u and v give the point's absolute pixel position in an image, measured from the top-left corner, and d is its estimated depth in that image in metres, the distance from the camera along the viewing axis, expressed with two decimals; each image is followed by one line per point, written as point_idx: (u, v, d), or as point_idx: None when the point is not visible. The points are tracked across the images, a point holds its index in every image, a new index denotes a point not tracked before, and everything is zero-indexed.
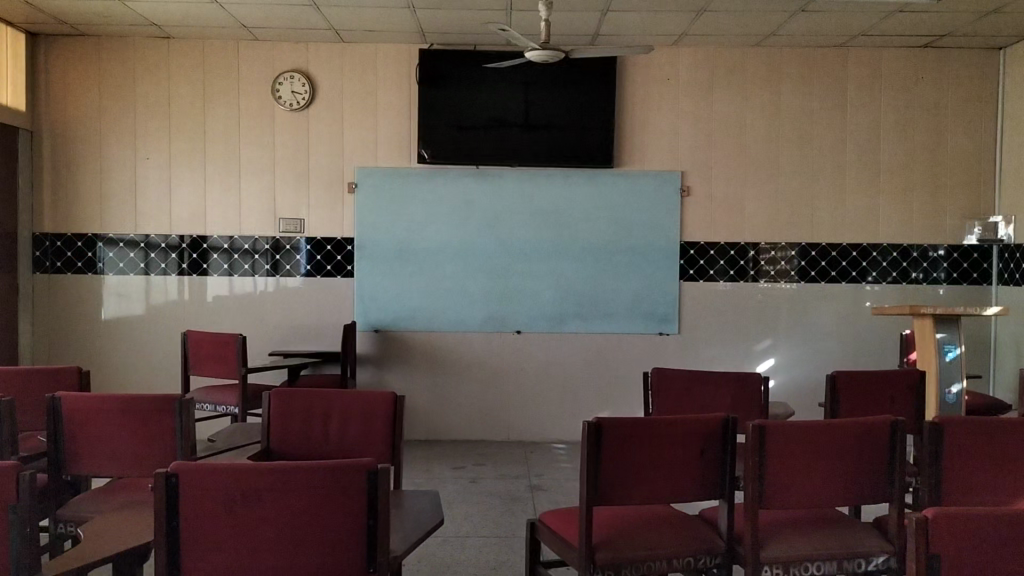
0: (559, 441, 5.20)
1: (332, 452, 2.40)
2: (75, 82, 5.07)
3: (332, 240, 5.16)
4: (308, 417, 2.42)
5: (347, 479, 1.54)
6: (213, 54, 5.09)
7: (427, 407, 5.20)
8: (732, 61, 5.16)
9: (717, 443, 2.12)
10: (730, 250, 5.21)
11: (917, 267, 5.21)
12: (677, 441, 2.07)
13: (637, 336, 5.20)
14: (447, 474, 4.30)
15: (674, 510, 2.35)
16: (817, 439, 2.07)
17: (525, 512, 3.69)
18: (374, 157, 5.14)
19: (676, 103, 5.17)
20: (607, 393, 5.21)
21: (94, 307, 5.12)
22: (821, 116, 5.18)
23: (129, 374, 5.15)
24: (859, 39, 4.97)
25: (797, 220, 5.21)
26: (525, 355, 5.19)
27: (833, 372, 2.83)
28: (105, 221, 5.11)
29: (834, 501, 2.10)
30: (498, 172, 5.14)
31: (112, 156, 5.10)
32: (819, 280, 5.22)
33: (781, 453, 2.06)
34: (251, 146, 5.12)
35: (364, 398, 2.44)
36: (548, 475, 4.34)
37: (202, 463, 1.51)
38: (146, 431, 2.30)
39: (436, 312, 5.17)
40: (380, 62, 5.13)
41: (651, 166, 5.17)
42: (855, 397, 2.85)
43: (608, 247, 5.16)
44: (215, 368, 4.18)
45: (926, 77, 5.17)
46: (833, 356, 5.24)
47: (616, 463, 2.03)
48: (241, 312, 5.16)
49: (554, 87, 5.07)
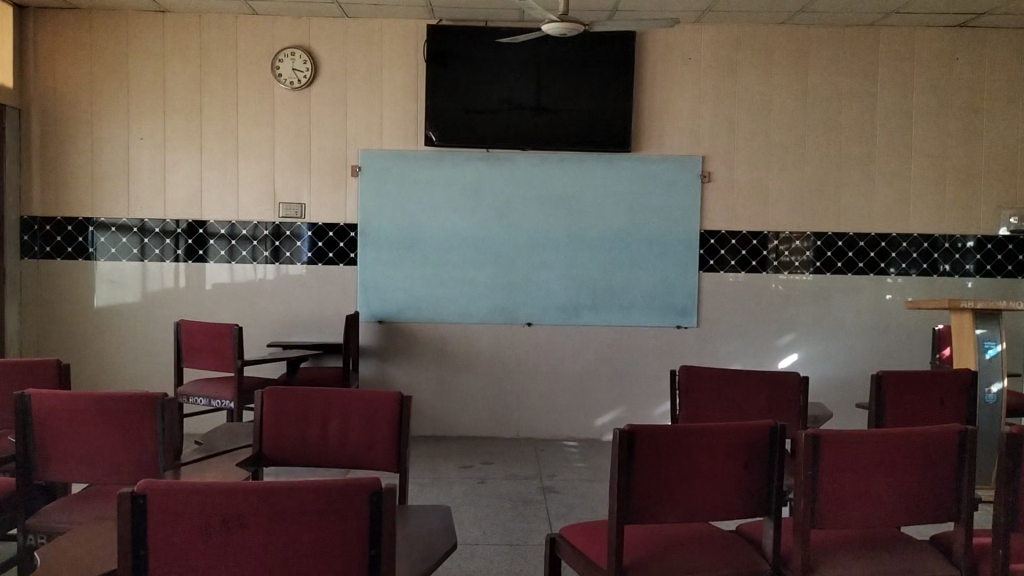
0: (572, 438, 4.97)
1: (333, 458, 2.18)
2: (64, 59, 4.82)
3: (334, 227, 4.92)
4: (305, 419, 2.18)
5: (345, 503, 1.30)
6: (211, 30, 4.84)
7: (434, 403, 4.96)
8: (757, 39, 4.90)
9: (763, 454, 1.88)
10: (752, 240, 4.96)
11: (948, 258, 4.96)
12: (720, 452, 1.84)
13: (653, 328, 4.96)
14: (453, 474, 4.07)
15: (711, 529, 2.13)
16: (875, 451, 1.83)
17: (537, 517, 3.46)
18: (379, 139, 4.90)
19: (696, 83, 4.91)
20: (622, 389, 4.98)
21: (85, 295, 4.89)
22: (851, 100, 4.92)
23: (120, 366, 4.93)
24: (891, 16, 4.71)
25: (822, 209, 4.96)
26: (536, 349, 4.96)
27: (879, 371, 2.58)
28: (97, 205, 4.88)
29: (897, 521, 1.87)
30: (509, 156, 4.90)
31: (103, 137, 4.86)
32: (845, 271, 4.97)
33: (836, 467, 1.83)
34: (250, 126, 4.88)
35: (367, 398, 2.17)
36: (561, 476, 4.11)
37: (176, 484, 1.28)
38: (123, 435, 2.07)
39: (443, 303, 4.93)
40: (385, 39, 4.87)
41: (670, 151, 4.93)
42: (901, 400, 2.61)
43: (623, 235, 4.92)
44: (209, 360, 3.95)
45: (961, 59, 4.91)
46: (859, 352, 4.99)
47: (649, 479, 1.79)
48: (240, 302, 4.93)
49: (568, 67, 4.82)
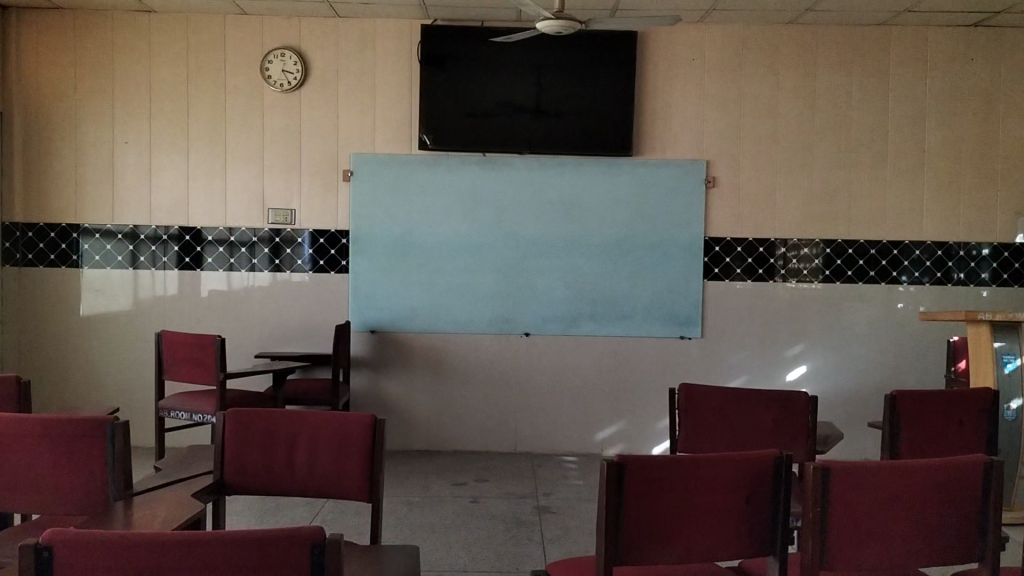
0: (570, 453, 4.80)
1: (299, 485, 2.03)
2: (47, 60, 4.68)
3: (325, 233, 4.77)
4: (271, 442, 2.04)
5: (283, 558, 1.14)
6: (198, 30, 4.69)
7: (428, 416, 4.80)
8: (763, 40, 4.73)
9: (767, 488, 1.70)
10: (759, 247, 4.78)
11: (962, 266, 4.76)
12: (719, 486, 1.67)
13: (656, 339, 4.78)
14: (445, 492, 3.90)
15: (711, 568, 1.95)
16: (891, 485, 1.65)
17: (530, 540, 3.28)
18: (371, 143, 4.74)
19: (701, 85, 4.74)
20: (623, 402, 4.80)
21: (68, 304, 4.74)
22: (861, 102, 4.74)
23: (103, 377, 4.77)
24: (904, 15, 4.52)
25: (832, 215, 4.78)
26: (534, 360, 4.79)
27: (893, 392, 2.41)
28: (80, 210, 4.73)
29: (916, 559, 1.69)
30: (507, 161, 4.73)
31: (88, 140, 4.71)
32: (856, 280, 4.78)
33: (849, 503, 1.65)
34: (238, 129, 4.73)
35: (337, 420, 2.04)
36: (558, 494, 3.92)
37: (95, 531, 1.11)
38: (72, 460, 1.90)
39: (438, 312, 4.77)
40: (378, 40, 4.72)
41: (673, 155, 4.75)
42: (916, 422, 2.42)
43: (624, 242, 4.75)
44: (191, 372, 3.79)
45: (976, 59, 4.72)
46: (869, 364, 4.80)
47: (641, 515, 1.62)
48: (228, 310, 4.78)
49: (567, 69, 4.66)
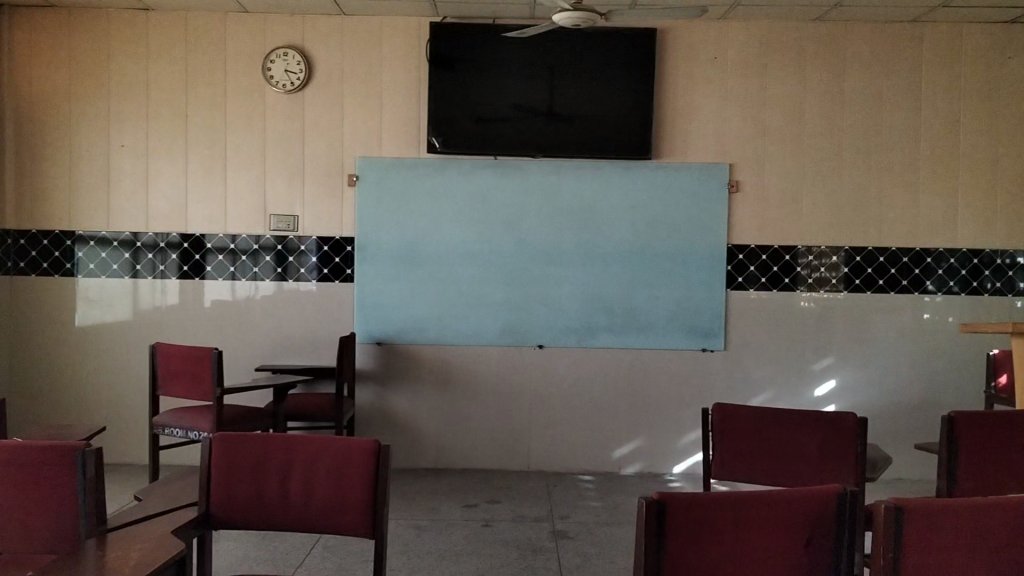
0: (586, 472, 4.56)
1: (293, 518, 1.82)
2: (41, 60, 4.50)
3: (330, 240, 4.56)
4: (261, 470, 1.83)
5: None
6: (197, 28, 4.50)
7: (437, 432, 4.58)
8: (788, 38, 4.51)
9: (831, 530, 1.46)
10: (785, 255, 4.55)
11: (999, 275, 4.52)
12: (772, 527, 1.44)
13: (676, 352, 4.55)
14: (455, 514, 3.68)
15: None
16: (973, 527, 1.42)
17: (547, 569, 3.05)
18: (378, 146, 4.54)
19: (723, 85, 4.52)
20: (641, 417, 4.57)
21: (62, 315, 4.55)
22: (892, 101, 4.51)
23: (97, 390, 4.56)
24: (938, 11, 4.30)
25: (861, 222, 4.55)
26: (547, 373, 4.56)
27: (950, 412, 2.19)
28: (75, 216, 4.54)
29: None
30: (520, 165, 4.53)
31: (83, 143, 4.52)
32: (887, 290, 4.55)
33: (925, 548, 1.42)
34: (239, 132, 4.53)
35: (337, 446, 1.82)
36: (575, 517, 3.70)
37: None
38: (36, 491, 1.69)
39: (446, 323, 4.55)
40: (386, 38, 4.52)
41: (694, 158, 4.53)
42: (975, 447, 2.19)
43: (642, 249, 4.53)
44: (185, 387, 3.58)
45: (1012, 58, 4.50)
46: (901, 378, 4.55)
47: (683, 563, 1.40)
48: (228, 321, 4.57)
49: (583, 70, 4.45)
